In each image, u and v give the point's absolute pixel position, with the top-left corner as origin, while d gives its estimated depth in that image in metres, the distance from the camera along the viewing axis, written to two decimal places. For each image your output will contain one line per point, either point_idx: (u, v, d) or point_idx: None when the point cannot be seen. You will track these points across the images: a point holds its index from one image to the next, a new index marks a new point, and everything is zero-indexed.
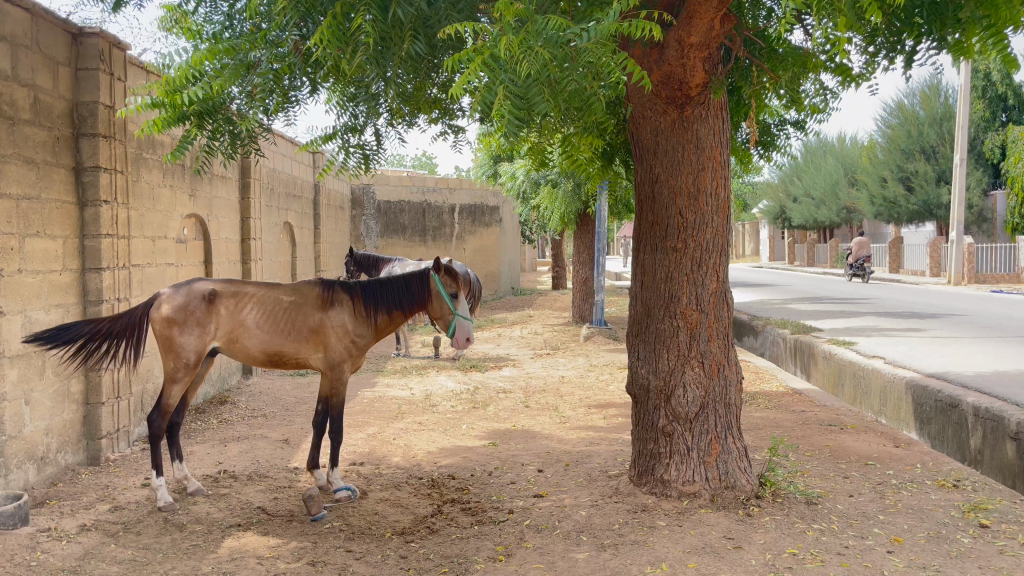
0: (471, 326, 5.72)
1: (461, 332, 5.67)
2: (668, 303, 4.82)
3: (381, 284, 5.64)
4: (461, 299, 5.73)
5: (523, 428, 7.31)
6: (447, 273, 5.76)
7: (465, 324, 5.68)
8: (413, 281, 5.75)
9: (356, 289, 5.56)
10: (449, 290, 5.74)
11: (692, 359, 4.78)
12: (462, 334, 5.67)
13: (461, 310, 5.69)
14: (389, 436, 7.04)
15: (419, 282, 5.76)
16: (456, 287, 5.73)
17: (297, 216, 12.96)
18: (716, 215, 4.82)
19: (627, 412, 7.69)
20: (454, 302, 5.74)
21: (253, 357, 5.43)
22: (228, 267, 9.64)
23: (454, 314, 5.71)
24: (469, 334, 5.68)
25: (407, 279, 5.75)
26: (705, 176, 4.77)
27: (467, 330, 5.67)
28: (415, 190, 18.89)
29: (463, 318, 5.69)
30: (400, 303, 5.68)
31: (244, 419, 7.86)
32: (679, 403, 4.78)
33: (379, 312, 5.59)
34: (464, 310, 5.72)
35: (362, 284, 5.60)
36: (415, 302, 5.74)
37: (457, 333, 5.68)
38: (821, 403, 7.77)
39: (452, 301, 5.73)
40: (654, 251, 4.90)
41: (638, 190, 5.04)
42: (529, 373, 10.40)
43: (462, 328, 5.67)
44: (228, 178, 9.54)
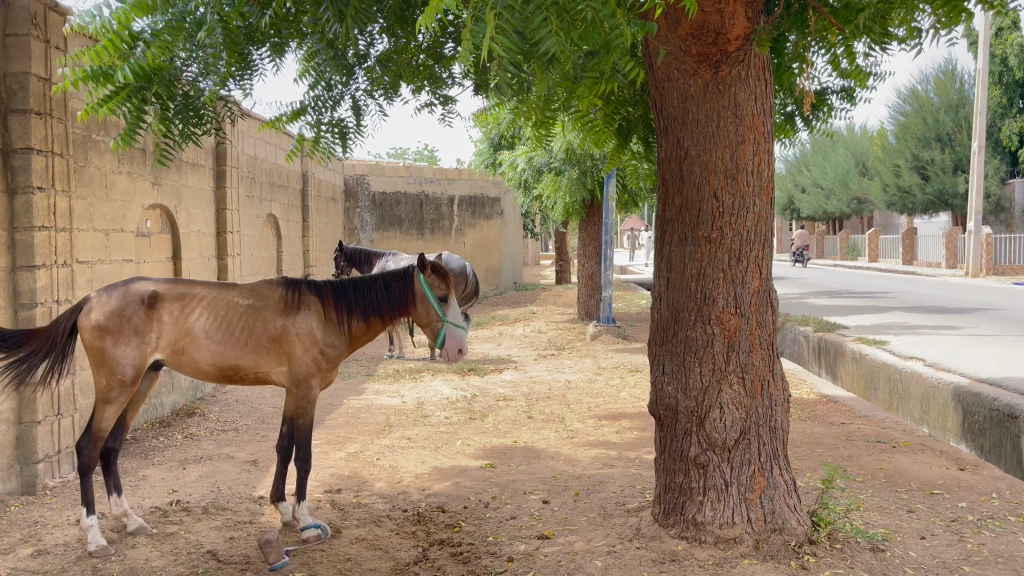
0: (463, 335, 4.86)
1: (452, 342, 4.80)
2: (699, 306, 3.96)
3: (356, 285, 4.78)
4: (452, 303, 4.88)
5: (525, 444, 6.44)
6: (435, 272, 4.90)
7: (456, 331, 4.82)
8: (394, 282, 4.89)
9: (327, 292, 4.71)
10: (437, 292, 4.89)
11: (731, 374, 3.91)
12: (453, 344, 4.81)
13: (452, 315, 4.83)
14: (371, 455, 6.17)
15: (400, 282, 4.91)
16: (447, 289, 4.89)
17: (282, 208, 12.10)
18: (760, 197, 3.96)
19: (643, 426, 6.83)
20: (444, 306, 4.88)
21: (203, 372, 4.57)
22: (201, 264, 8.77)
23: (444, 319, 4.85)
24: (463, 345, 4.83)
25: (388, 280, 4.89)
26: (745, 151, 3.91)
27: (459, 339, 4.81)
28: (412, 181, 18.01)
29: (454, 326, 4.83)
30: (379, 307, 4.82)
31: (212, 435, 6.99)
32: (715, 428, 3.91)
33: (354, 318, 4.73)
34: (454, 316, 4.86)
35: (333, 285, 4.75)
36: (396, 306, 4.88)
37: (446, 343, 4.83)
38: (861, 413, 6.89)
39: (441, 306, 4.88)
40: (681, 243, 4.04)
41: (661, 170, 4.18)
42: (533, 377, 9.52)
43: (453, 337, 4.81)
44: (200, 165, 8.67)
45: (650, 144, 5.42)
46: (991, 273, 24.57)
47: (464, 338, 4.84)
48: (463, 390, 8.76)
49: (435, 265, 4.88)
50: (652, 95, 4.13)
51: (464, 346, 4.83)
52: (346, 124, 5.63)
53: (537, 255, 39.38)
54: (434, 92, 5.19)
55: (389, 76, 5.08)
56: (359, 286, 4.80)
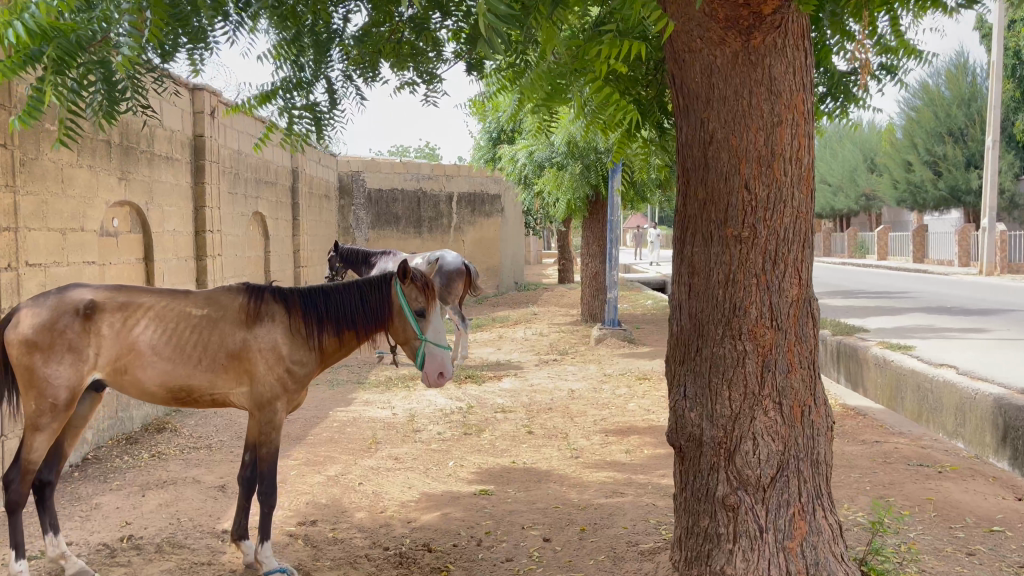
0: (445, 355, 4.29)
1: (432, 364, 4.24)
2: (727, 318, 3.35)
3: (326, 293, 4.18)
4: (431, 317, 4.29)
5: (524, 465, 5.83)
6: (413, 280, 4.30)
7: (436, 351, 4.25)
8: (371, 289, 4.28)
9: (294, 301, 4.10)
10: (414, 305, 4.29)
11: (765, 399, 3.30)
12: (433, 367, 4.24)
13: (432, 333, 4.25)
14: (352, 479, 5.54)
15: (377, 291, 4.30)
16: (426, 302, 4.29)
17: (270, 205, 11.48)
18: (799, 188, 3.35)
19: (655, 444, 6.21)
20: (422, 321, 4.29)
21: (150, 395, 3.96)
22: (177, 265, 8.15)
23: (423, 337, 4.27)
24: (445, 367, 4.26)
25: (364, 287, 4.28)
26: (782, 134, 3.29)
27: (441, 361, 4.24)
28: (409, 177, 17.39)
29: (435, 345, 4.25)
30: (354, 319, 4.21)
31: (182, 453, 6.38)
32: (747, 463, 3.29)
33: (327, 331, 4.11)
34: (435, 333, 4.28)
35: (301, 294, 4.13)
36: (373, 318, 4.27)
37: (426, 364, 4.25)
38: (895, 429, 6.27)
39: (419, 321, 4.28)
40: (705, 244, 3.43)
41: (680, 158, 3.57)
42: (534, 385, 8.90)
43: (433, 358, 4.24)
44: (174, 159, 8.05)
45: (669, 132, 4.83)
46: (1005, 271, 23.89)
47: (446, 359, 4.27)
48: (458, 401, 8.15)
49: (412, 275, 4.27)
50: (669, 67, 3.50)
51: (447, 367, 4.26)
52: (321, 108, 5.01)
53: (540, 253, 38.77)
54: (419, 70, 4.56)
55: (367, 50, 4.46)
56: (330, 295, 4.19)
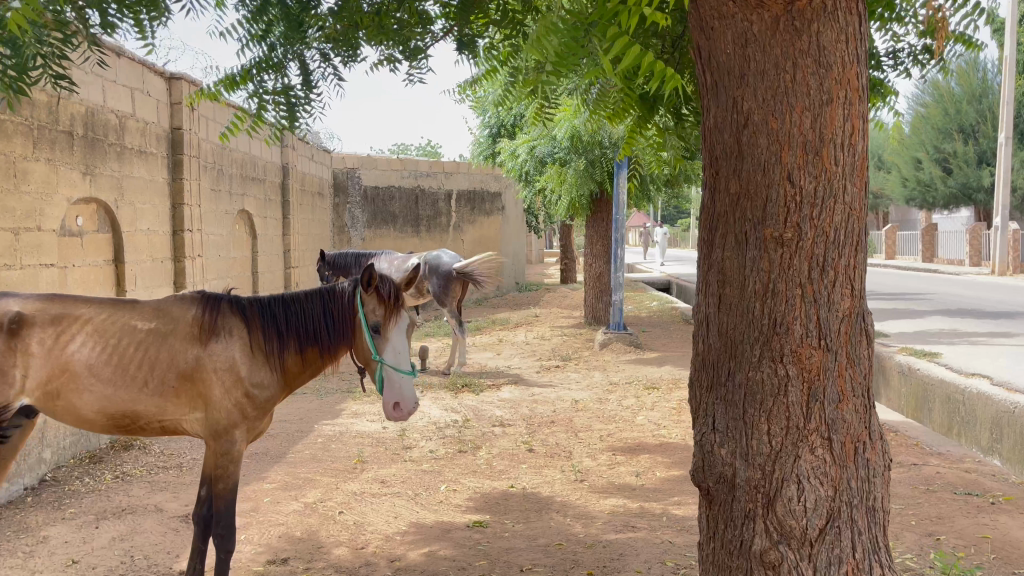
0: (409, 381, 3.45)
1: (388, 393, 3.42)
2: (764, 338, 2.79)
3: (287, 306, 3.61)
4: (391, 334, 3.48)
5: (523, 489, 5.27)
6: (375, 289, 3.54)
7: (394, 377, 3.42)
8: (335, 298, 3.70)
9: (253, 314, 3.54)
10: (372, 320, 3.53)
11: (812, 435, 2.74)
12: (389, 396, 3.42)
13: (388, 354, 3.43)
14: (332, 507, 4.98)
15: (344, 303, 3.69)
16: (384, 316, 3.50)
17: (258, 203, 10.94)
18: (853, 179, 2.78)
19: (667, 464, 5.64)
20: (380, 339, 3.49)
21: (89, 424, 3.39)
22: (152, 267, 7.61)
23: (380, 359, 3.47)
24: (407, 397, 3.41)
25: (328, 297, 3.71)
26: (833, 114, 2.73)
27: (400, 389, 3.41)
28: (407, 175, 16.84)
29: (392, 369, 3.43)
30: (316, 333, 3.64)
31: (148, 475, 5.83)
32: (790, 512, 2.74)
33: (288, 347, 3.55)
34: (393, 353, 3.44)
35: (258, 305, 3.58)
36: (337, 333, 3.67)
37: (384, 391, 3.44)
38: (931, 448, 5.70)
39: (374, 339, 3.49)
40: (737, 248, 2.88)
41: (707, 146, 3.02)
42: (535, 395, 8.35)
43: (389, 385, 3.41)
44: (148, 153, 7.51)
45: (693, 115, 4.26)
46: (1018, 270, 23.26)
47: (408, 386, 3.43)
48: (454, 414, 7.60)
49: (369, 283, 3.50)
50: (696, 36, 2.94)
51: (410, 397, 3.42)
52: (295, 92, 4.45)
53: (542, 253, 38.24)
54: (403, 46, 4.00)
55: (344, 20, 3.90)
56: (290, 307, 3.62)
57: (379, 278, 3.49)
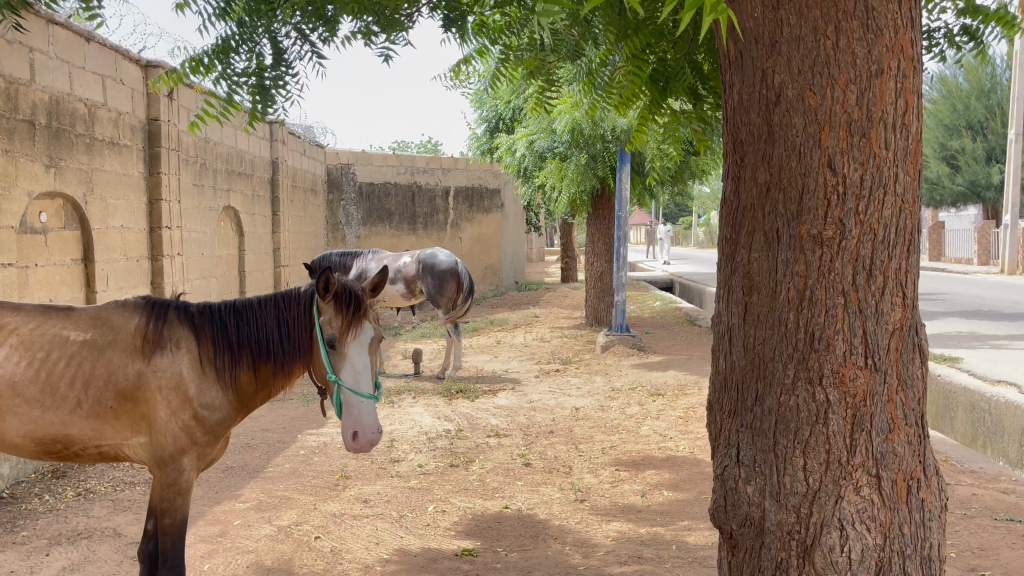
0: (373, 407, 2.61)
1: (345, 421, 2.59)
2: (799, 356, 2.35)
3: (237, 315, 3.13)
4: (349, 349, 2.66)
5: (518, 510, 4.82)
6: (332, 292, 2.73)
7: (352, 402, 2.59)
8: (291, 306, 3.20)
9: (202, 322, 3.08)
10: (327, 332, 2.72)
11: (857, 471, 2.29)
12: (347, 424, 2.59)
13: (345, 373, 2.60)
14: (308, 532, 4.53)
15: (300, 311, 3.18)
16: (341, 329, 2.67)
17: (244, 198, 10.48)
18: (905, 167, 2.31)
19: (675, 482, 5.18)
20: (337, 356, 2.67)
21: (14, 450, 2.90)
22: (126, 266, 7.16)
23: (336, 380, 2.65)
24: (371, 426, 2.57)
25: (283, 304, 3.21)
26: (882, 89, 2.26)
27: (360, 416, 2.58)
28: (403, 171, 16.37)
29: (351, 392, 2.60)
30: (268, 346, 3.15)
31: (113, 492, 5.39)
32: (831, 565, 2.29)
33: (240, 362, 3.07)
34: (351, 370, 2.62)
35: (207, 313, 3.11)
36: (293, 346, 3.17)
37: (342, 420, 2.61)
38: (963, 466, 5.23)
39: (330, 354, 2.68)
40: (766, 249, 2.44)
41: (730, 127, 2.58)
42: (533, 402, 7.88)
43: (346, 411, 2.59)
44: (122, 146, 7.07)
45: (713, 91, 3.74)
46: None
47: (372, 414, 2.59)
48: (447, 423, 7.14)
49: (323, 288, 2.70)
50: None
51: (374, 427, 2.58)
52: None
53: (542, 251, 37.76)
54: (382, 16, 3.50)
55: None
56: (241, 315, 3.15)
57: (335, 280, 2.69)
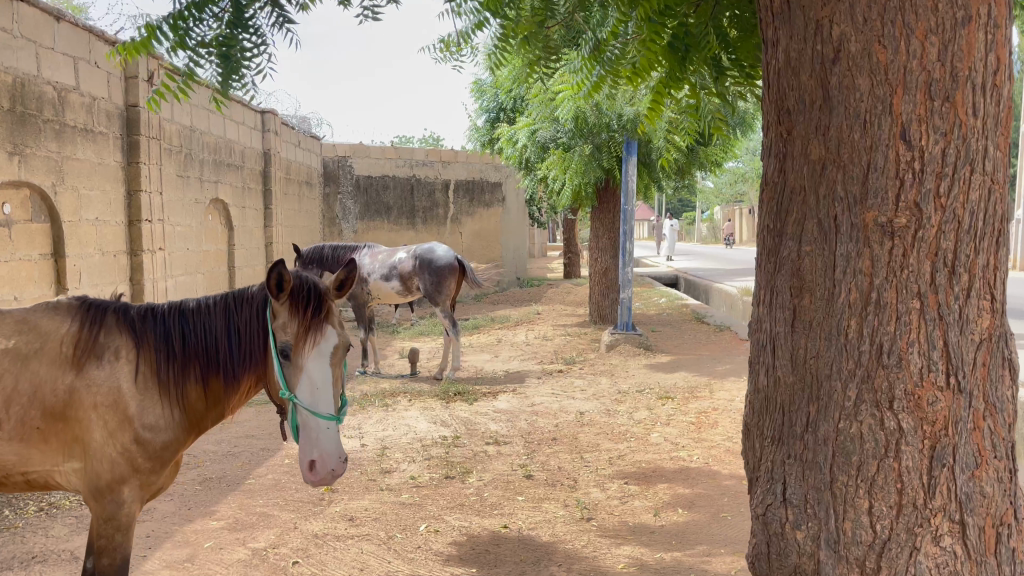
0: (334, 429, 2.19)
1: (302, 448, 2.17)
2: (864, 372, 1.91)
3: (183, 318, 2.68)
4: (307, 360, 2.22)
5: (518, 530, 4.37)
6: (288, 293, 2.29)
7: (309, 424, 2.17)
8: (243, 308, 2.73)
9: (144, 326, 2.62)
10: (280, 340, 2.28)
11: (937, 518, 1.84)
12: (303, 451, 2.17)
13: (302, 390, 2.18)
14: (286, 555, 4.08)
15: (251, 316, 2.72)
16: (298, 336, 2.24)
17: (233, 190, 10.02)
18: (997, 138, 1.85)
19: (690, 499, 4.73)
20: (292, 368, 2.24)
21: None
22: (101, 261, 6.71)
23: (291, 398, 2.22)
24: (333, 454, 2.16)
25: (235, 306, 2.75)
26: (970, 40, 1.81)
27: (320, 443, 2.15)
28: (401, 163, 15.90)
29: (309, 413, 2.17)
30: (219, 356, 2.69)
31: (78, 507, 4.95)
32: None
33: (188, 374, 2.63)
34: (308, 385, 2.18)
35: (150, 316, 2.66)
36: (246, 357, 2.71)
37: (300, 445, 2.18)
38: None
39: (284, 367, 2.24)
40: (822, 242, 2.01)
41: (773, 93, 2.15)
42: (535, 406, 7.43)
43: (303, 435, 2.17)
44: (96, 133, 6.62)
45: (744, 66, 3.25)
46: None
47: (334, 439, 2.18)
48: (443, 429, 6.69)
49: (277, 287, 2.27)
50: None
51: (336, 455, 2.16)
52: None
53: (544, 245, 37.27)
54: None
55: None
56: (187, 320, 2.69)
57: (291, 278, 2.26)
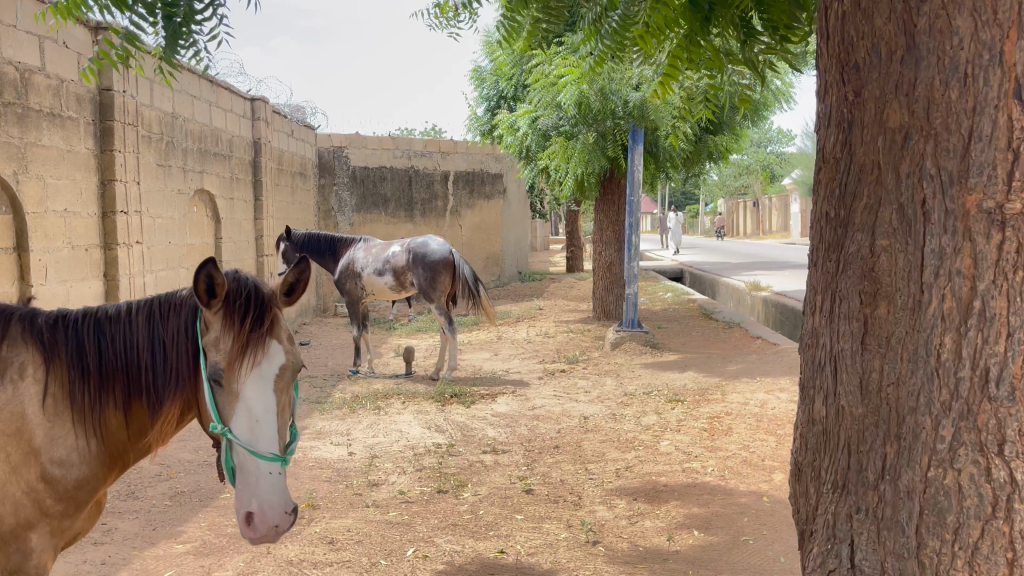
0: (278, 473, 1.84)
1: (238, 497, 1.82)
2: (963, 406, 1.75)
3: (100, 328, 2.17)
4: (243, 385, 1.85)
5: (515, 557, 3.91)
6: (223, 301, 1.91)
7: (248, 468, 1.81)
8: (169, 318, 2.15)
9: (55, 337, 2.14)
10: (211, 361, 1.89)
11: None
12: (240, 500, 1.81)
13: (238, 426, 1.82)
14: None
15: (178, 327, 2.13)
16: (233, 356, 1.87)
17: (221, 180, 9.58)
18: None
19: (707, 519, 4.27)
20: (224, 394, 1.86)
21: None
22: (71, 257, 6.27)
23: (223, 433, 1.84)
24: (276, 505, 1.81)
25: (162, 313, 2.17)
26: None
27: (259, 491, 1.80)
28: (399, 154, 15.46)
29: (246, 453, 1.81)
30: (145, 377, 2.16)
31: None
32: None
33: (106, 395, 2.15)
34: (245, 422, 1.82)
35: (62, 326, 2.17)
36: (173, 379, 2.12)
37: (239, 492, 1.82)
38: None
39: (215, 394, 1.86)
40: (906, 248, 1.90)
41: (853, 78, 2.05)
42: (535, 410, 6.98)
43: (241, 482, 1.81)
44: (65, 118, 6.19)
45: (778, 29, 2.82)
46: None
47: (278, 485, 1.83)
48: (438, 436, 6.25)
49: (208, 292, 1.88)
50: None
51: (280, 507, 1.81)
52: None
53: (546, 239, 36.69)
54: None
55: None
56: (103, 329, 2.18)
57: (225, 283, 1.89)
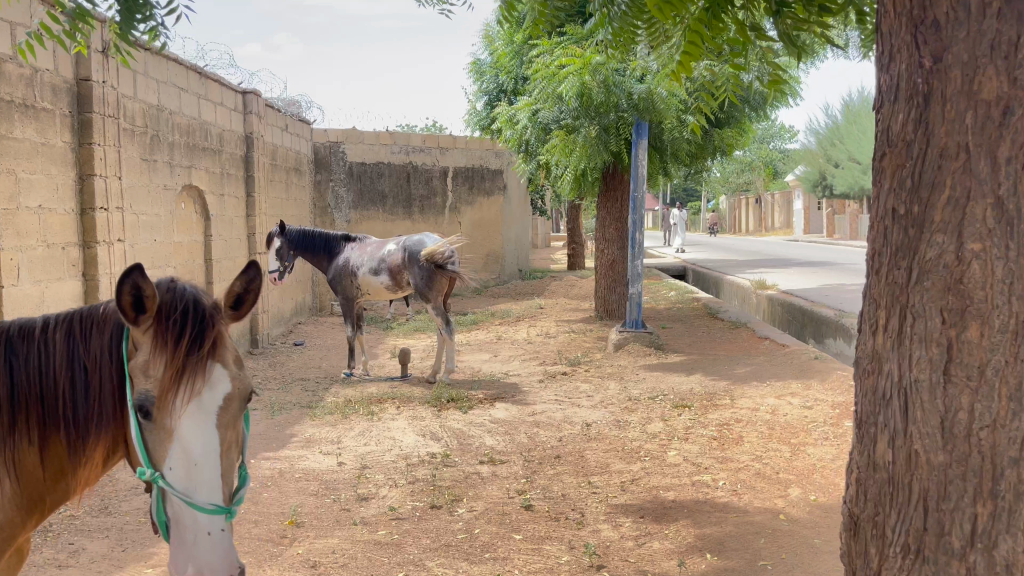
0: (222, 526, 1.67)
1: (174, 554, 1.64)
2: None
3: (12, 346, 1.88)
4: (177, 420, 1.68)
5: None
6: (156, 320, 1.73)
7: (185, 520, 1.64)
8: (92, 336, 1.87)
9: None
10: (137, 392, 1.72)
11: None
12: (176, 558, 1.64)
13: (172, 468, 1.65)
14: None
15: (101, 347, 1.85)
16: (164, 385, 1.70)
17: (211, 176, 9.26)
18: None
19: (720, 540, 3.95)
20: (154, 431, 1.70)
21: None
22: (46, 256, 5.94)
23: (155, 479, 1.67)
24: (216, 566, 1.62)
25: (85, 329, 1.89)
26: None
27: (197, 546, 1.63)
28: (396, 149, 15.14)
29: (183, 501, 1.64)
30: (62, 403, 1.88)
31: None
32: None
33: (17, 429, 1.87)
34: (180, 467, 1.65)
35: None
36: (96, 407, 1.85)
37: (176, 545, 1.65)
38: None
39: (145, 431, 1.70)
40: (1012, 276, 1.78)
41: (923, 80, 1.90)
42: (535, 416, 6.66)
43: (178, 534, 1.64)
44: (39, 110, 5.86)
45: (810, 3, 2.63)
46: None
47: (219, 540, 1.65)
48: (432, 444, 5.92)
49: (134, 306, 1.70)
50: None
51: (223, 566, 1.63)
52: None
53: (547, 236, 36.22)
54: None
55: None
56: (16, 347, 1.89)
57: (156, 297, 1.72)
